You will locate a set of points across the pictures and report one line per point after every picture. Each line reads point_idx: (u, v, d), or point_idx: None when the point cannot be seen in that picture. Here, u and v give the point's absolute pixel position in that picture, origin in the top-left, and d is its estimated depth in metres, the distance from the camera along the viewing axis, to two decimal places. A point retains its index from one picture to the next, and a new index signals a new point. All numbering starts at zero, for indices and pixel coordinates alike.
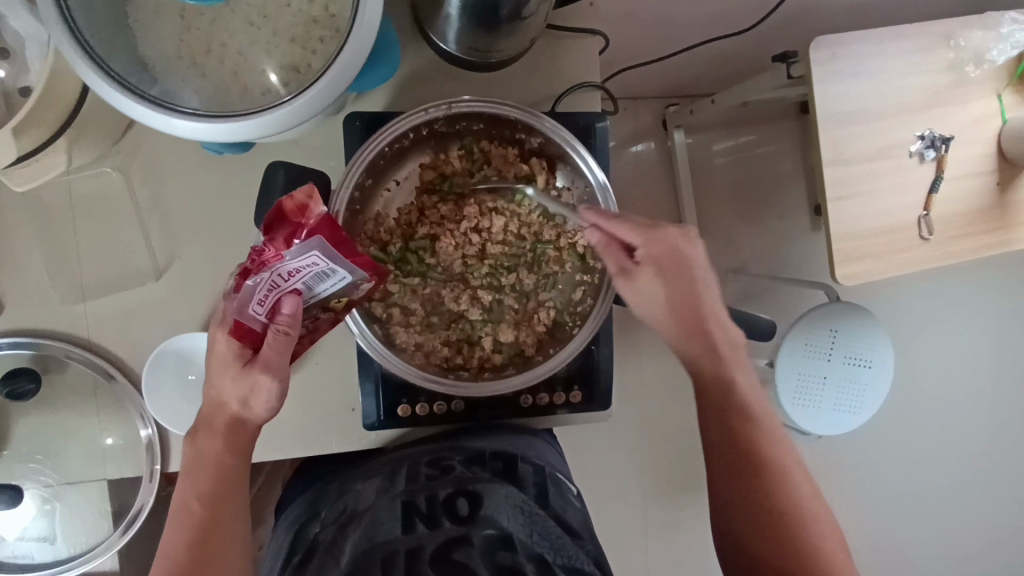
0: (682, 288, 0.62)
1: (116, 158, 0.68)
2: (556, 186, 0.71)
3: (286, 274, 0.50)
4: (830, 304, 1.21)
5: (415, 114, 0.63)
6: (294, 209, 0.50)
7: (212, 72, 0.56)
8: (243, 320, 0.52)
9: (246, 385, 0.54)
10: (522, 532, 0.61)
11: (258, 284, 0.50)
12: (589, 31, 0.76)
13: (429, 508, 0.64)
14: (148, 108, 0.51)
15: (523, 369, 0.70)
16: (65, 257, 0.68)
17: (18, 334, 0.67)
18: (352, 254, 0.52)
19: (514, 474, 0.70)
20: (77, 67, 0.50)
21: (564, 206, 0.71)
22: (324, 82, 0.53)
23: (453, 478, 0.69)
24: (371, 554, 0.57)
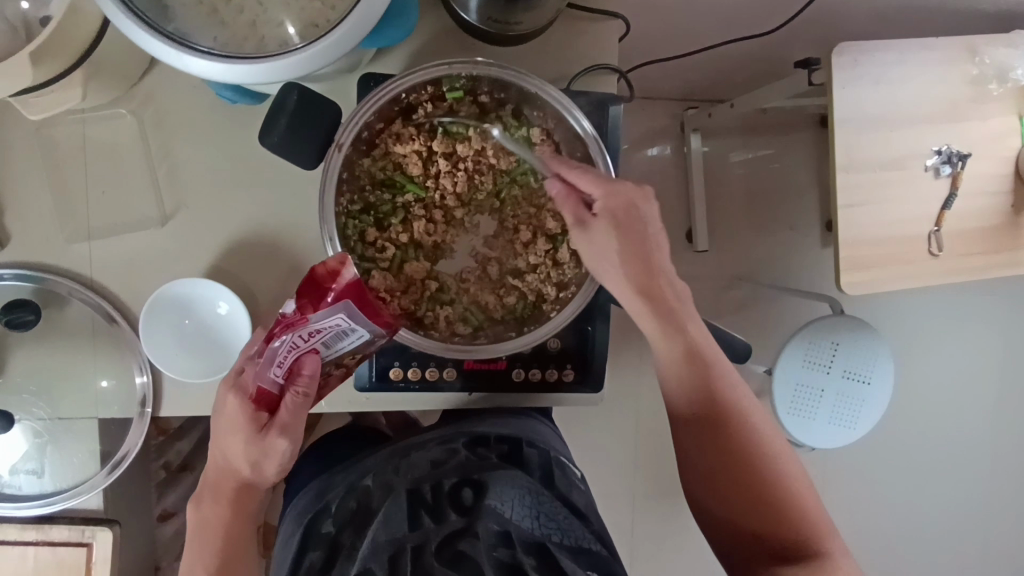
0: (636, 246, 0.62)
1: (132, 102, 0.69)
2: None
3: (312, 337, 0.56)
4: (833, 316, 1.22)
5: (437, 67, 0.63)
6: (327, 273, 0.55)
7: (229, 20, 0.56)
8: (263, 383, 0.59)
9: (258, 451, 0.61)
10: (525, 519, 0.63)
11: (283, 347, 0.56)
12: (610, 13, 0.76)
13: (434, 499, 0.67)
14: (164, 44, 0.52)
15: (494, 341, 0.69)
16: (73, 197, 0.69)
17: (23, 267, 0.69)
18: (373, 315, 0.57)
19: (520, 458, 0.73)
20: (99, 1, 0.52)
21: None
22: (338, 33, 0.54)
23: (458, 465, 0.71)
24: (382, 548, 0.61)
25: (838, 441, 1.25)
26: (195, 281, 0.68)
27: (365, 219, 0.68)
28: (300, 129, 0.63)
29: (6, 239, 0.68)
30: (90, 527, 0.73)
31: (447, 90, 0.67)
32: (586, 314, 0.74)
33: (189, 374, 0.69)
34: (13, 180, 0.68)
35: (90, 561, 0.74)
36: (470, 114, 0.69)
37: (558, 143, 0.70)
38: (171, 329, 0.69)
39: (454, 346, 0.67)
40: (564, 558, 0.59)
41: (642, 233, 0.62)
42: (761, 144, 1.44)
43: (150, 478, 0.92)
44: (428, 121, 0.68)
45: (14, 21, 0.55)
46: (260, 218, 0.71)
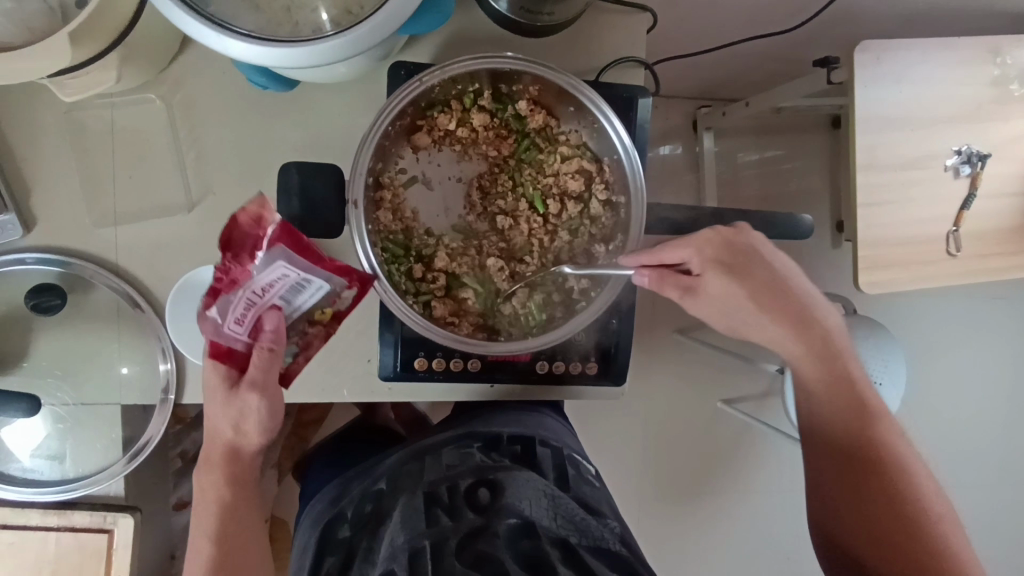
0: (758, 276, 0.62)
1: (161, 87, 0.69)
2: (560, 133, 0.70)
3: (262, 293, 0.54)
4: (848, 316, 1.23)
5: (410, 85, 0.61)
6: (250, 221, 0.53)
7: (266, 4, 0.56)
8: (223, 343, 0.57)
9: (236, 410, 0.59)
10: (545, 517, 0.62)
11: (230, 308, 0.54)
12: (640, 6, 0.76)
13: (451, 499, 0.65)
14: (205, 27, 0.52)
15: (569, 312, 0.68)
16: (100, 182, 0.68)
17: (49, 251, 0.68)
18: (319, 261, 0.56)
19: (533, 459, 0.72)
20: None
21: (573, 149, 0.70)
22: (378, 17, 0.54)
23: (472, 467, 0.70)
24: (398, 548, 0.59)
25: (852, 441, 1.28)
26: None
27: (404, 259, 0.67)
28: (312, 202, 0.66)
29: (33, 223, 0.68)
30: (112, 513, 0.73)
31: (425, 103, 0.66)
32: (611, 306, 0.74)
33: None
34: (41, 163, 0.67)
35: (111, 547, 0.74)
36: (457, 115, 0.68)
37: (548, 106, 0.69)
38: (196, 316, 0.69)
39: (537, 339, 0.65)
40: (586, 556, 0.58)
41: (761, 270, 0.62)
42: (776, 145, 1.44)
43: (166, 467, 0.92)
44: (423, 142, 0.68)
45: None
46: None
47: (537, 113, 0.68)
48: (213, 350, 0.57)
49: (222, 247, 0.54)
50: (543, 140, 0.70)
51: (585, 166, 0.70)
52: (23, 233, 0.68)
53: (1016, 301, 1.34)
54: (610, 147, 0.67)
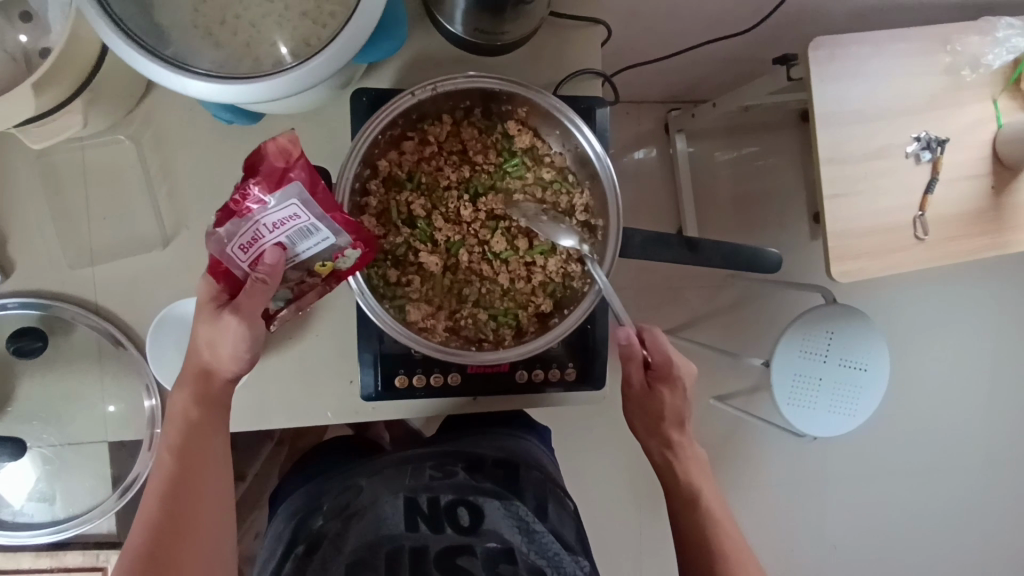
0: (674, 398, 0.72)
1: (130, 127, 0.70)
2: (546, 154, 0.71)
3: (267, 224, 0.54)
4: (829, 305, 1.30)
5: (402, 99, 0.62)
6: (274, 150, 0.53)
7: (225, 42, 0.59)
8: (223, 261, 0.56)
9: (215, 332, 0.57)
10: (523, 546, 0.64)
11: (237, 228, 0.54)
12: (592, 20, 0.79)
13: (431, 511, 0.67)
14: (163, 68, 0.54)
15: (540, 331, 0.70)
16: (75, 224, 0.70)
17: (29, 295, 0.70)
18: (331, 209, 0.56)
19: (515, 482, 0.74)
20: (101, 32, 0.54)
21: (557, 171, 0.71)
22: (329, 50, 0.56)
23: (454, 484, 0.72)
24: (379, 546, 0.63)
25: (838, 431, 1.32)
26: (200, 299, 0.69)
27: (384, 263, 0.67)
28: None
29: (11, 268, 0.69)
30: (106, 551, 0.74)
31: (416, 115, 0.66)
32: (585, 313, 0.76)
33: None
34: (16, 209, 0.69)
35: None
36: (446, 129, 0.68)
37: (534, 127, 0.70)
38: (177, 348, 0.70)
39: (508, 350, 0.66)
40: None
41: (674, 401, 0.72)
42: (746, 143, 1.47)
43: None
44: (412, 149, 0.68)
45: (14, 53, 0.57)
46: None
47: (523, 133, 0.69)
48: (213, 265, 0.57)
49: (247, 168, 0.55)
50: (528, 157, 0.70)
51: (569, 187, 0.70)
52: (2, 278, 0.69)
53: (988, 281, 1.38)
54: (592, 171, 0.68)
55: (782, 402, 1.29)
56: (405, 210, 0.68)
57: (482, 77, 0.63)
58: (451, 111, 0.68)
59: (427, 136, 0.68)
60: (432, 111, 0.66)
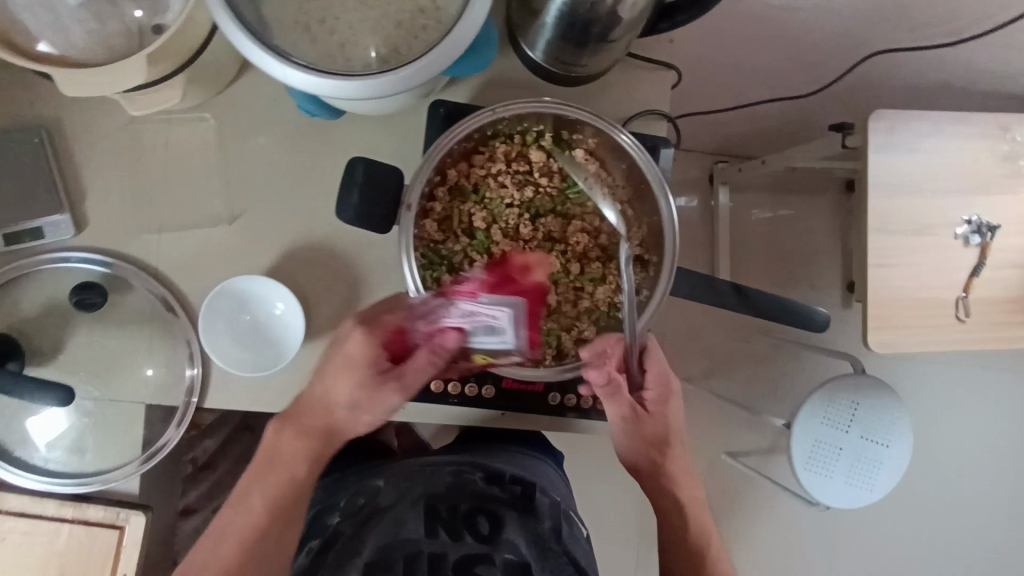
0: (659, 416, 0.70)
1: (216, 107, 0.73)
2: (609, 186, 0.72)
3: (460, 315, 0.55)
4: (857, 375, 1.29)
5: (483, 114, 0.65)
6: (520, 265, 0.58)
7: (320, 39, 0.63)
8: (408, 330, 0.61)
9: (366, 396, 0.62)
10: (538, 562, 0.66)
11: (508, 318, 0.54)
12: (665, 64, 0.81)
13: (450, 518, 0.70)
14: (266, 55, 0.57)
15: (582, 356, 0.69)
16: (151, 191, 0.73)
17: (96, 252, 0.72)
18: (531, 327, 0.56)
19: (532, 501, 0.74)
20: (215, 14, 0.58)
21: (616, 204, 0.72)
22: (422, 62, 0.59)
23: (472, 494, 0.73)
24: (397, 547, 0.66)
25: (853, 504, 1.30)
26: (257, 278, 0.71)
27: (438, 267, 0.68)
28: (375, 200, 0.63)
29: (83, 224, 0.72)
30: (124, 510, 0.74)
31: (490, 132, 0.69)
32: None
33: (242, 368, 0.71)
34: (98, 169, 0.72)
35: (120, 545, 0.75)
36: (516, 149, 0.70)
37: (601, 159, 0.72)
38: (228, 321, 0.72)
39: (548, 370, 0.66)
40: None
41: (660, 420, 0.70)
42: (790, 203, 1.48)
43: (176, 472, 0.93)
44: (481, 164, 0.70)
45: (130, 25, 0.60)
46: (321, 225, 0.74)
47: (590, 162, 0.71)
48: (387, 330, 0.61)
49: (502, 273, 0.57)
50: (591, 187, 0.72)
51: (626, 222, 0.71)
52: (73, 233, 0.72)
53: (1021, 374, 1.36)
54: (653, 207, 0.69)
55: (800, 467, 1.27)
56: (466, 221, 0.70)
57: (559, 104, 0.66)
58: (523, 133, 0.70)
59: (497, 154, 0.70)
60: (506, 130, 0.69)
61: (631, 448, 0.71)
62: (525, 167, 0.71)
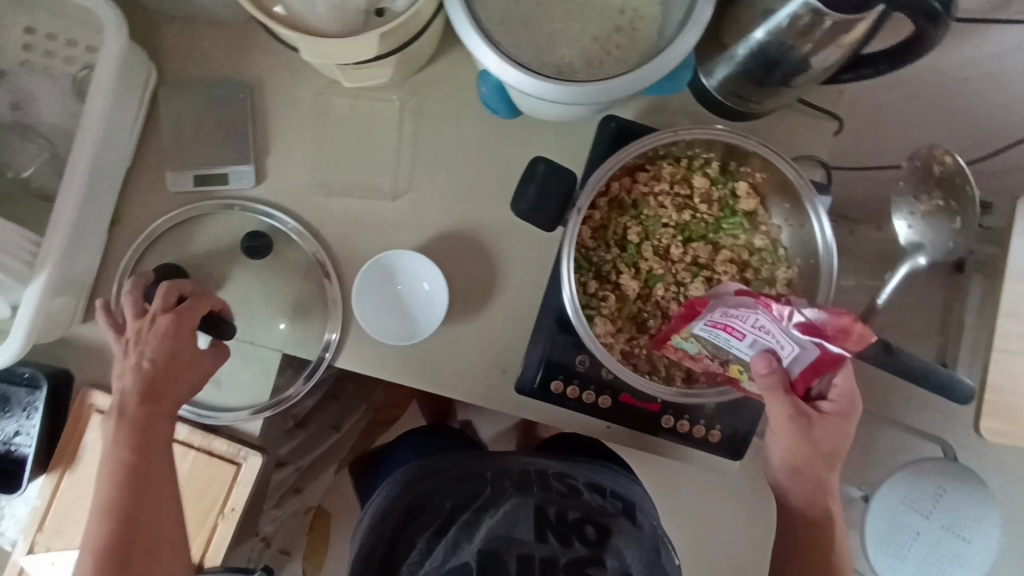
0: (830, 436, 0.71)
1: (400, 91, 0.78)
2: (765, 221, 0.72)
3: (769, 328, 0.58)
4: (945, 461, 1.26)
5: (662, 134, 0.67)
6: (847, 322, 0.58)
7: (522, 40, 0.67)
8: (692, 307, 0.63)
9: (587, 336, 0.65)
10: (646, 573, 0.65)
11: (792, 353, 0.60)
12: (832, 114, 0.81)
13: (559, 523, 0.68)
14: (479, 40, 0.61)
15: (712, 385, 0.70)
16: (327, 158, 0.78)
17: (268, 204, 0.78)
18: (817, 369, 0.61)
19: (634, 518, 0.75)
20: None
21: (769, 241, 0.72)
22: (617, 82, 0.62)
23: (581, 503, 0.73)
24: (508, 543, 0.65)
25: None
26: (412, 253, 0.75)
27: (586, 272, 0.71)
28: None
29: (263, 178, 0.78)
30: (245, 449, 0.77)
31: (660, 152, 0.70)
32: None
33: (386, 335, 0.75)
34: (286, 130, 0.78)
35: (232, 481, 0.77)
36: (681, 172, 0.72)
37: (763, 195, 0.72)
38: (379, 291, 0.76)
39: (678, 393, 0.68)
40: None
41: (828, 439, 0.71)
42: None
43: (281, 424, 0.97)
44: (645, 181, 0.72)
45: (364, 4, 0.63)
46: (477, 216, 0.78)
47: (751, 198, 0.71)
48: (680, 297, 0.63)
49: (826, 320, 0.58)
50: (747, 219, 0.72)
51: (777, 261, 0.72)
52: (254, 184, 0.77)
53: None
54: (812, 252, 0.69)
55: (870, 544, 1.24)
56: (620, 233, 0.72)
57: (738, 135, 0.67)
58: (691, 158, 0.71)
59: (662, 174, 0.72)
60: (676, 153, 0.71)
61: (791, 451, 0.72)
62: (686, 189, 0.72)
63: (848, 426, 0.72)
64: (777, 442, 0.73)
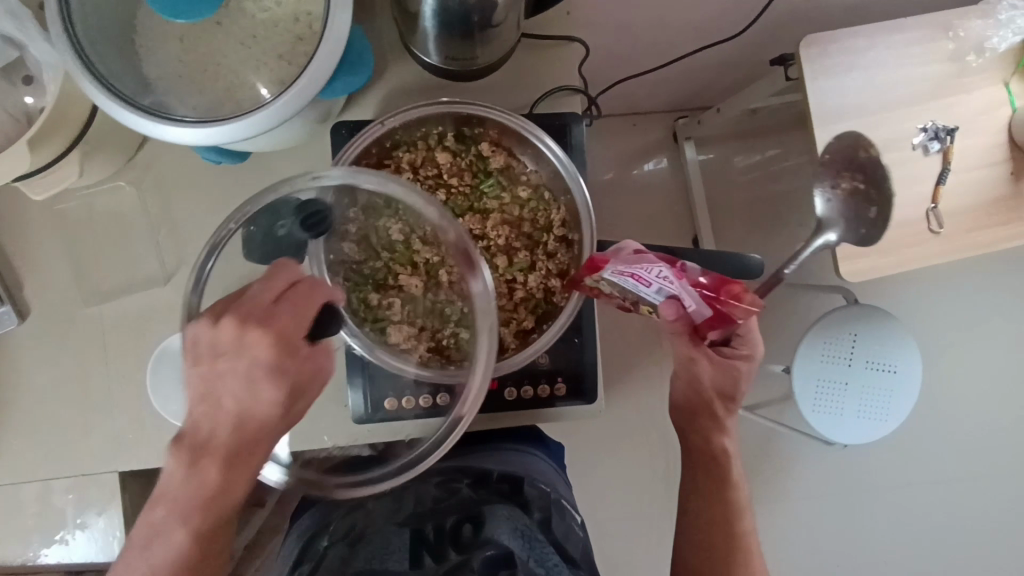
0: (725, 380, 0.76)
1: (131, 173, 0.75)
2: (521, 172, 0.72)
3: (679, 285, 0.61)
4: (849, 306, 1.26)
5: (371, 128, 0.65)
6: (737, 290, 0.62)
7: (208, 89, 0.64)
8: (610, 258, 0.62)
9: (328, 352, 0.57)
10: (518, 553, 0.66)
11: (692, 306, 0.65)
12: (566, 38, 0.80)
13: (436, 539, 0.70)
14: (145, 119, 0.58)
15: (523, 345, 0.70)
16: (83, 268, 0.74)
17: (43, 335, 0.74)
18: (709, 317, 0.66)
19: (520, 495, 0.77)
20: (92, 94, 0.59)
21: (532, 189, 0.72)
22: (297, 86, 0.57)
23: (458, 508, 0.75)
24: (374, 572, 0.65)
25: (871, 436, 1.27)
26: None
27: (365, 285, 0.70)
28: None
29: (27, 311, 0.74)
30: None
31: (390, 143, 0.69)
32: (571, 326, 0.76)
33: None
34: (30, 256, 0.74)
35: None
36: (421, 155, 0.71)
37: (508, 147, 0.71)
38: (178, 378, 0.73)
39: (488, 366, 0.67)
40: None
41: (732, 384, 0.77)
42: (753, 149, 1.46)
43: None
44: (391, 176, 0.70)
45: (16, 113, 0.65)
46: None
47: (496, 154, 0.71)
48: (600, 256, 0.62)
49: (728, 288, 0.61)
50: (503, 176, 0.72)
51: (545, 205, 0.72)
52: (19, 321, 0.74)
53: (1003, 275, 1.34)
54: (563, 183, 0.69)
55: (807, 408, 1.25)
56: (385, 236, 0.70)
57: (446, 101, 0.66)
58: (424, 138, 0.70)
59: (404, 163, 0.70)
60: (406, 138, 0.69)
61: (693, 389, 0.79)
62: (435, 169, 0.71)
63: (749, 373, 0.76)
64: (677, 383, 0.80)
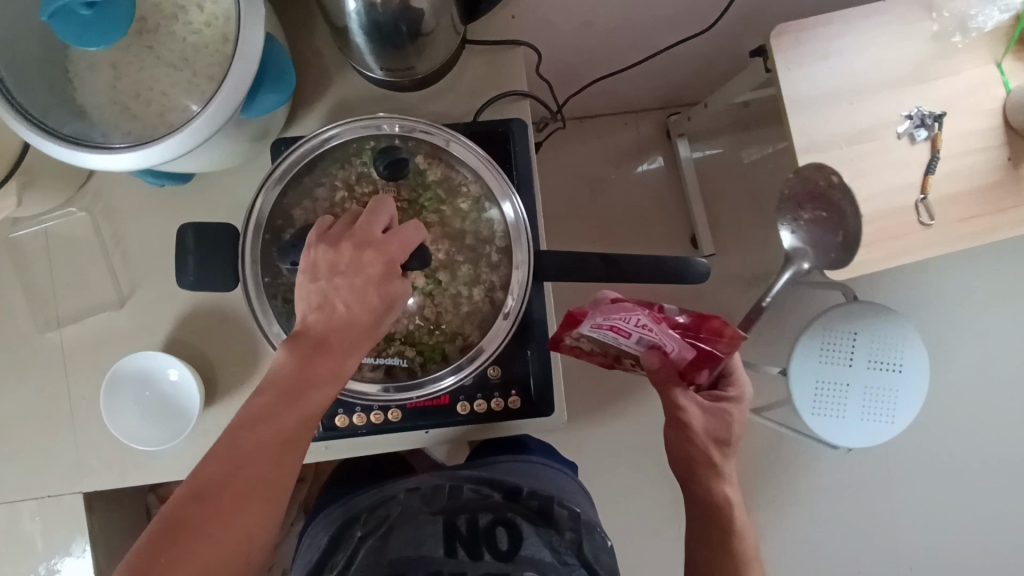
0: (717, 423, 0.71)
1: (84, 200, 0.77)
2: (460, 184, 0.70)
3: (658, 330, 0.66)
4: (848, 304, 1.20)
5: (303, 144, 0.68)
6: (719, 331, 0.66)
7: (140, 113, 0.63)
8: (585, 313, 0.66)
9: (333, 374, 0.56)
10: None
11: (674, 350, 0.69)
12: (511, 41, 0.79)
13: (470, 542, 0.68)
14: (71, 148, 0.59)
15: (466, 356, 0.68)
16: (44, 294, 0.77)
17: (6, 359, 0.76)
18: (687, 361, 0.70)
19: (550, 515, 0.73)
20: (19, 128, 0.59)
21: (473, 200, 0.70)
22: (211, 108, 0.59)
23: (490, 510, 0.72)
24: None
25: (880, 439, 1.20)
26: (148, 353, 0.73)
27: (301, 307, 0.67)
28: (211, 254, 0.67)
29: None
30: None
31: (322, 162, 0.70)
32: (522, 338, 0.74)
33: (155, 442, 0.73)
34: None
35: None
36: (356, 173, 0.69)
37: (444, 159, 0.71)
38: (133, 401, 0.74)
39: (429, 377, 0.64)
40: None
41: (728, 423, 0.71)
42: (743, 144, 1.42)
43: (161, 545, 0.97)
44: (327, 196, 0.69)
45: None
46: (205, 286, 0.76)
47: (431, 166, 0.70)
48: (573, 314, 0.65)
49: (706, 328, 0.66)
50: (441, 188, 0.70)
51: (485, 214, 0.70)
52: None
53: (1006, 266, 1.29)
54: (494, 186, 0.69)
55: (806, 411, 1.19)
56: None
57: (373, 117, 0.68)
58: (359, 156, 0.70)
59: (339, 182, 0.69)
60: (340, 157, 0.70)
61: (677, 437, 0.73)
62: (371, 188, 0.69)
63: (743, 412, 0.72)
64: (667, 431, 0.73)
